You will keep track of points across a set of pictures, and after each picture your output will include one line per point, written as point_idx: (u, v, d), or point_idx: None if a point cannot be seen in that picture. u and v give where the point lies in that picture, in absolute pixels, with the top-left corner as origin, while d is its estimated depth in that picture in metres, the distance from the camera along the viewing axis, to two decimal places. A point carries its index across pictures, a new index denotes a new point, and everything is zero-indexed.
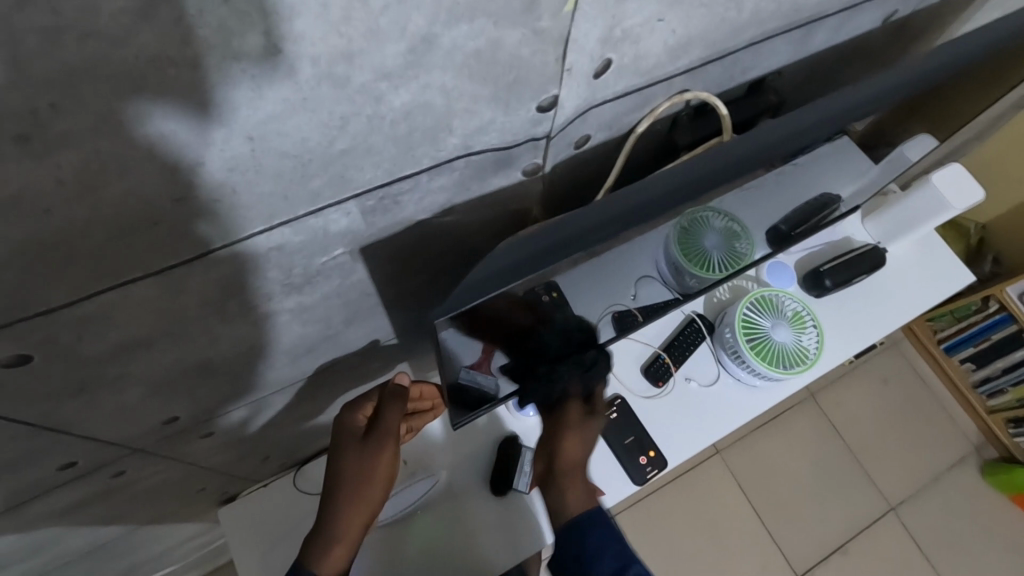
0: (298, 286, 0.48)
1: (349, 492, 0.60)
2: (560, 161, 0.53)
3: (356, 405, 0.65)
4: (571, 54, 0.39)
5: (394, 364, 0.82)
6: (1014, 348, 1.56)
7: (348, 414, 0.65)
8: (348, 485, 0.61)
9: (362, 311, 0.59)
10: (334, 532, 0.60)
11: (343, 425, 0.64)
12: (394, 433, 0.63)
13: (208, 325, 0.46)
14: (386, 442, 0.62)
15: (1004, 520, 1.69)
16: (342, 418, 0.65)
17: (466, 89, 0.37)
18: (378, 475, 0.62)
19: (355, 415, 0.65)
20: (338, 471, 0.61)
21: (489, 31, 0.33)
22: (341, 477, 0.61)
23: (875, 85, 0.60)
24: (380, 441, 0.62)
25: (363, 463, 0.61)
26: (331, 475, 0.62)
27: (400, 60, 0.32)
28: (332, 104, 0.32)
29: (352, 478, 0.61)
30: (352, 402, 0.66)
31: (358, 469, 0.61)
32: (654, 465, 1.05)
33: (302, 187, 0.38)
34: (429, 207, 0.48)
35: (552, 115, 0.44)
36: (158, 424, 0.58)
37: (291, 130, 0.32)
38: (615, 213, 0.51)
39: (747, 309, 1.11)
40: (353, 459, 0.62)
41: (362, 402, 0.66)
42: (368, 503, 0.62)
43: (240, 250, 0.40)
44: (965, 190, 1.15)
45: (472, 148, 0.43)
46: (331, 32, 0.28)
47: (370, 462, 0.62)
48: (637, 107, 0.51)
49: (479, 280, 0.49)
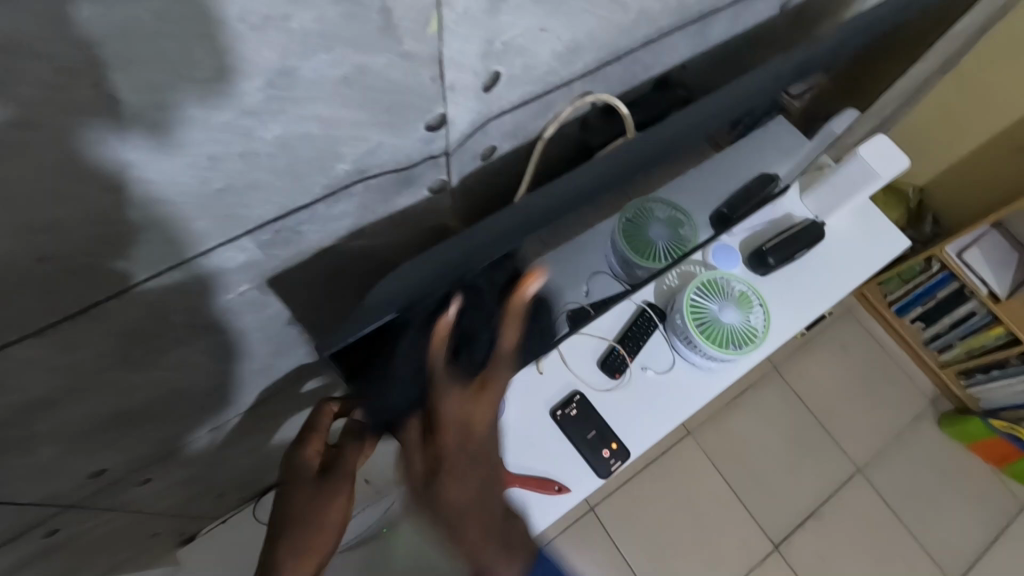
0: (209, 325, 0.47)
1: (304, 534, 0.61)
2: (469, 173, 0.52)
3: (306, 443, 0.63)
4: (451, 71, 0.38)
5: (339, 387, 0.81)
6: (958, 304, 1.63)
7: (299, 454, 0.63)
8: (301, 530, 0.61)
9: (288, 341, 0.58)
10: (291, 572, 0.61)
11: (294, 465, 0.63)
12: (352, 477, 0.65)
13: (115, 375, 0.45)
14: (345, 484, 0.64)
15: (962, 469, 1.77)
16: (293, 457, 0.63)
17: (344, 116, 0.36)
18: (334, 515, 0.63)
19: (307, 455, 0.63)
20: (292, 513, 0.62)
21: (354, 59, 0.33)
22: (293, 521, 0.61)
23: (778, 70, 0.62)
24: (340, 483, 0.64)
25: (321, 506, 0.62)
26: (285, 517, 0.62)
27: (262, 95, 0.31)
28: (196, 147, 0.31)
29: (310, 521, 0.62)
30: (302, 439, 0.63)
31: (314, 513, 0.62)
32: (618, 457, 1.06)
33: (186, 229, 0.37)
34: (336, 233, 0.47)
35: (445, 132, 0.44)
36: (85, 479, 0.56)
37: (155, 176, 0.31)
38: (529, 218, 0.51)
39: (695, 294, 1.13)
40: (310, 502, 0.62)
41: (312, 439, 0.64)
42: (320, 545, 0.62)
43: (132, 298, 0.39)
44: (891, 160, 1.19)
45: (367, 172, 0.42)
46: (172, 77, 0.27)
47: (329, 505, 0.63)
48: (540, 113, 0.51)
49: (390, 296, 0.47)
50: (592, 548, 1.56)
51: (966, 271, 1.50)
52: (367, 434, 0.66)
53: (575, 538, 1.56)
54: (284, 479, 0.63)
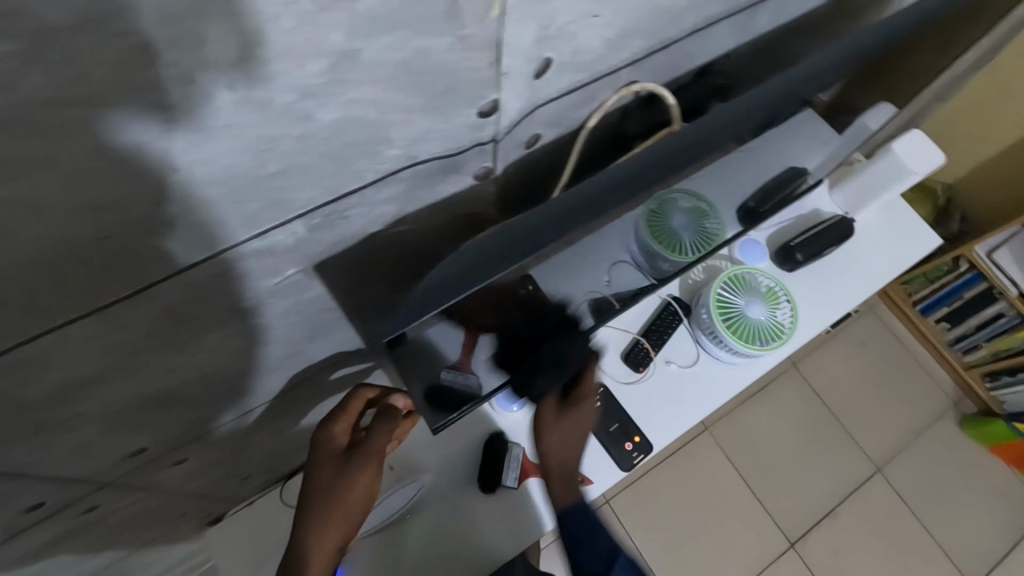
0: (252, 308, 0.47)
1: (326, 508, 0.60)
2: (511, 161, 0.52)
3: (334, 420, 0.65)
4: (505, 57, 0.38)
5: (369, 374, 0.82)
6: (986, 305, 1.60)
7: (326, 430, 0.65)
8: (323, 503, 0.60)
9: (324, 326, 0.58)
10: (315, 544, 0.59)
11: (321, 442, 0.64)
12: (378, 454, 0.63)
13: (161, 355, 0.45)
14: (370, 460, 0.62)
15: (983, 471, 1.75)
16: (321, 434, 0.64)
17: (398, 101, 0.36)
18: (359, 492, 0.61)
19: (334, 432, 0.65)
20: (316, 485, 0.61)
21: (414, 42, 0.32)
22: (316, 495, 0.60)
23: (823, 62, 0.61)
24: (365, 458, 0.62)
25: (344, 480, 0.61)
26: (310, 489, 0.61)
27: (323, 77, 0.31)
28: (256, 127, 0.31)
29: (332, 492, 0.60)
30: (331, 417, 0.66)
31: (338, 487, 0.60)
32: (640, 450, 1.06)
33: (240, 211, 0.37)
34: (380, 218, 0.47)
35: (493, 118, 0.43)
36: (125, 456, 0.57)
37: (215, 156, 0.31)
38: (571, 210, 0.50)
39: (721, 288, 1.12)
40: (334, 476, 0.61)
41: (341, 418, 0.66)
42: (343, 522, 0.60)
43: (183, 278, 0.39)
44: (925, 158, 1.17)
45: (414, 158, 0.42)
46: (242, 57, 0.27)
47: (352, 480, 0.61)
48: (584, 102, 0.51)
49: (433, 287, 0.48)
50: None
51: (995, 270, 1.48)
52: (395, 415, 0.66)
53: None
54: (312, 456, 0.64)
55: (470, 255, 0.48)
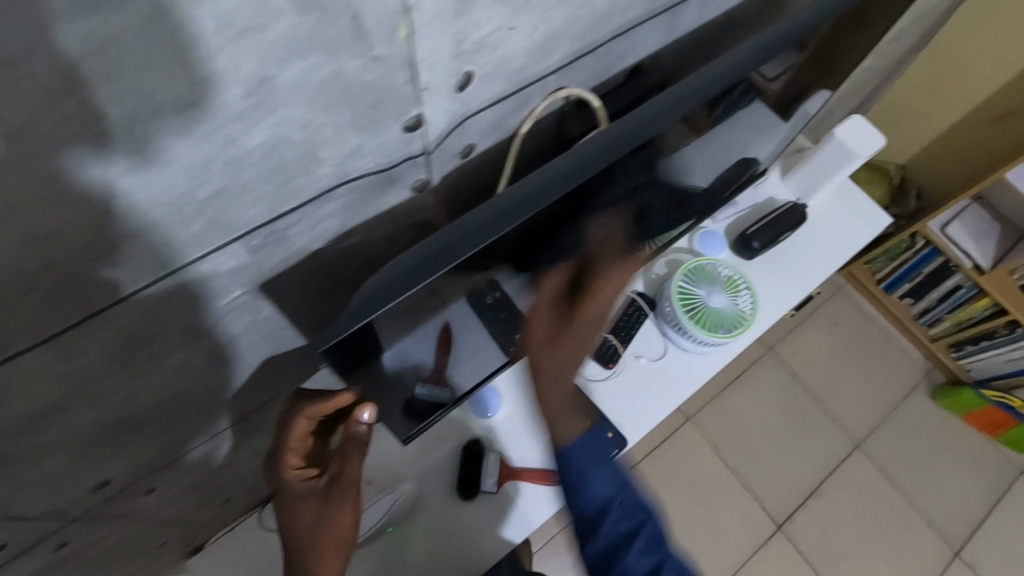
0: (206, 330, 0.48)
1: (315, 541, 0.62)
2: (449, 171, 0.53)
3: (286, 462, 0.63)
4: (424, 72, 0.40)
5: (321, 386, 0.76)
6: (945, 278, 1.66)
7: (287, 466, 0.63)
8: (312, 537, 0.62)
9: (284, 343, 0.59)
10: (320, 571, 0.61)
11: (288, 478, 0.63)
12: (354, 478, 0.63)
13: (117, 383, 0.46)
14: (348, 488, 0.63)
15: (957, 439, 1.80)
16: (279, 478, 0.63)
17: (323, 120, 0.38)
18: (344, 517, 0.63)
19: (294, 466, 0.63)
20: (301, 522, 0.63)
21: (329, 64, 0.34)
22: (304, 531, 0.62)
23: (747, 56, 0.64)
24: (341, 488, 0.63)
25: (327, 511, 0.62)
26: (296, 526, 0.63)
27: (240, 104, 0.33)
28: (182, 153, 0.33)
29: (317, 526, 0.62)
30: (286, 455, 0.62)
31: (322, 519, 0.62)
32: (616, 444, 1.06)
33: (176, 237, 0.38)
34: (323, 234, 0.48)
35: (423, 131, 0.45)
36: (92, 488, 0.57)
37: (146, 183, 0.33)
38: (508, 207, 0.52)
39: (683, 281, 1.15)
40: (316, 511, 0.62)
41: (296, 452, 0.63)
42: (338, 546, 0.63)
43: (129, 306, 0.40)
44: (867, 137, 1.22)
45: (349, 174, 0.44)
46: (157, 87, 0.29)
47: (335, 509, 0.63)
48: (517, 108, 0.53)
49: (377, 288, 0.49)
50: None
51: (950, 244, 1.54)
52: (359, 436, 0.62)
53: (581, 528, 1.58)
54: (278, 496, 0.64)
55: (419, 255, 0.50)
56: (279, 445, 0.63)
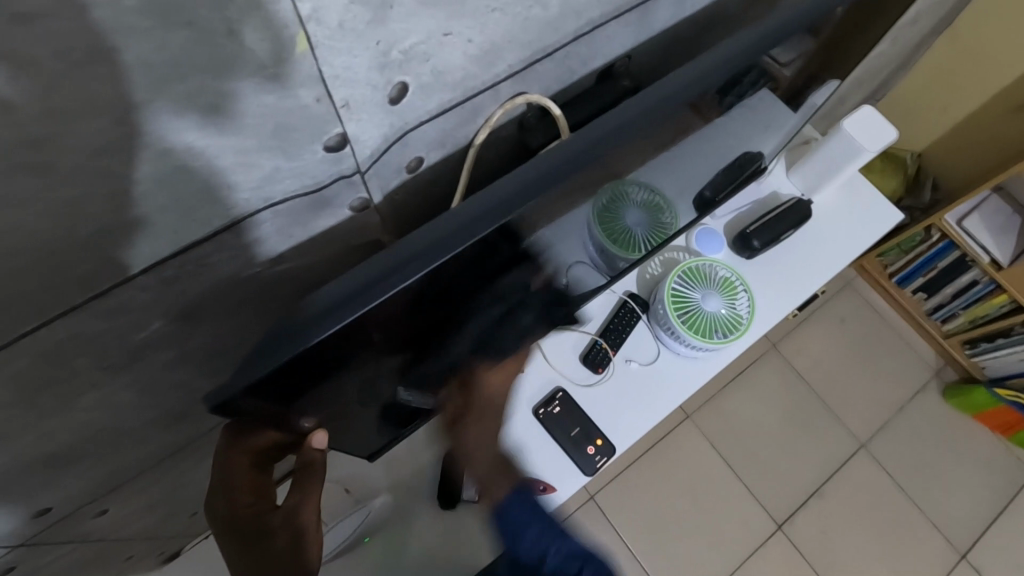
0: (128, 363, 0.45)
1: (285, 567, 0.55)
2: (395, 187, 0.49)
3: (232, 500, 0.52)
4: (340, 89, 0.35)
5: None
6: (959, 274, 1.59)
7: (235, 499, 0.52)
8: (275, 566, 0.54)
9: (228, 366, 0.56)
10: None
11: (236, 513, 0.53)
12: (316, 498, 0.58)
13: (29, 422, 0.43)
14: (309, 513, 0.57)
15: (968, 439, 1.74)
16: (227, 516, 0.52)
17: (220, 146, 0.33)
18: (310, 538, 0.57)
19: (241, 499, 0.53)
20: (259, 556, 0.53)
21: (214, 86, 0.30)
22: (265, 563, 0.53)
23: (732, 51, 0.58)
24: (304, 515, 0.57)
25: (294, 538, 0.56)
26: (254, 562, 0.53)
27: (109, 133, 0.29)
28: (45, 189, 0.29)
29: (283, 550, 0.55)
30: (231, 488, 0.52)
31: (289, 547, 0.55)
32: (602, 453, 1.03)
33: (61, 276, 0.34)
34: (251, 260, 0.45)
35: (351, 150, 0.41)
36: (30, 517, 0.55)
37: (7, 224, 0.29)
38: (458, 228, 0.45)
39: (676, 282, 1.10)
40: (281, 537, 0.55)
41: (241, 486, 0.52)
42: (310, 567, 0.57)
43: (23, 349, 0.36)
44: (880, 132, 1.15)
45: (269, 198, 0.40)
46: None
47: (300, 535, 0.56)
48: (467, 119, 0.48)
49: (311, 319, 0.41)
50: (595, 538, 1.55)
51: (966, 238, 1.46)
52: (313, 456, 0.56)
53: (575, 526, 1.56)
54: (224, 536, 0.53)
55: (359, 279, 0.43)
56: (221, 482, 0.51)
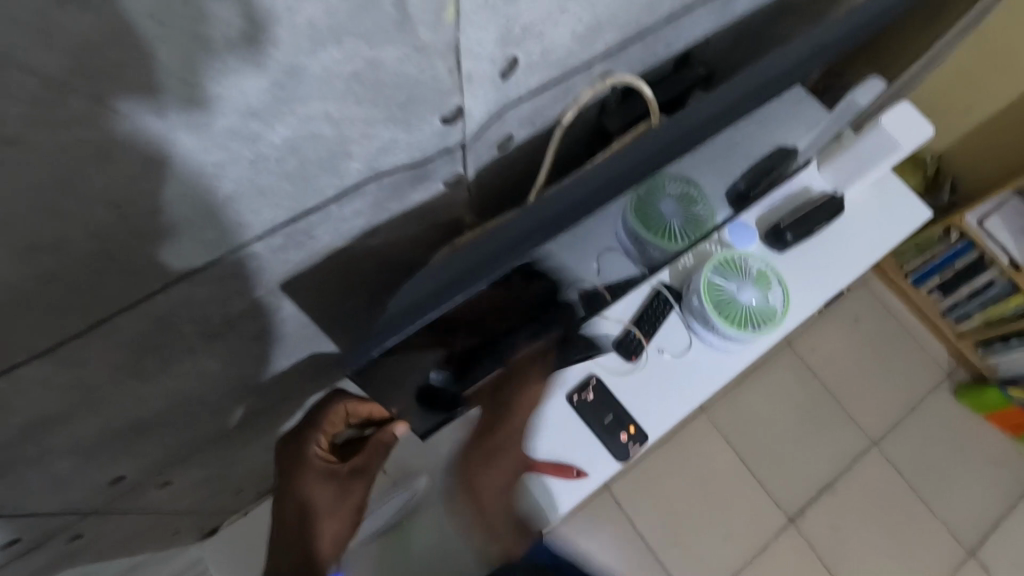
0: (223, 332, 0.46)
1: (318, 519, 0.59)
2: (484, 165, 0.50)
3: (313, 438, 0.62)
4: (467, 61, 0.36)
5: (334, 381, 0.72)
6: (977, 274, 1.60)
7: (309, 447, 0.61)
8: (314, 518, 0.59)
9: (303, 341, 0.57)
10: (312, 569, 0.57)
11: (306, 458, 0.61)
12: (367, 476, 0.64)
13: (128, 387, 0.44)
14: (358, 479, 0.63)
15: (978, 438, 1.76)
16: (300, 453, 0.61)
17: (354, 115, 0.34)
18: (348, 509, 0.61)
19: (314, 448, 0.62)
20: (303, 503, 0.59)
21: (364, 53, 0.30)
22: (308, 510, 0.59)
23: (807, 42, 0.58)
24: (355, 478, 0.63)
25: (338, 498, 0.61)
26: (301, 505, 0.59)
27: (268, 98, 0.29)
28: (200, 152, 0.29)
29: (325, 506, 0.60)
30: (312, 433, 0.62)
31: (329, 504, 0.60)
32: (635, 440, 1.04)
33: (191, 240, 0.35)
34: (349, 233, 0.45)
35: (461, 124, 0.41)
36: (105, 484, 0.55)
37: (162, 184, 0.30)
38: (555, 216, 0.45)
39: (713, 274, 1.11)
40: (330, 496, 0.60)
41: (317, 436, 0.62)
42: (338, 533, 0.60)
43: (142, 312, 0.37)
44: (914, 129, 1.16)
45: (380, 170, 0.40)
46: (170, 81, 0.25)
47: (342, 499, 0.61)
48: (559, 98, 0.48)
49: (404, 308, 0.43)
50: (610, 528, 1.57)
51: (986, 239, 1.47)
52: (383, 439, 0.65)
53: (591, 517, 1.57)
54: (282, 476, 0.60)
55: (453, 269, 0.44)
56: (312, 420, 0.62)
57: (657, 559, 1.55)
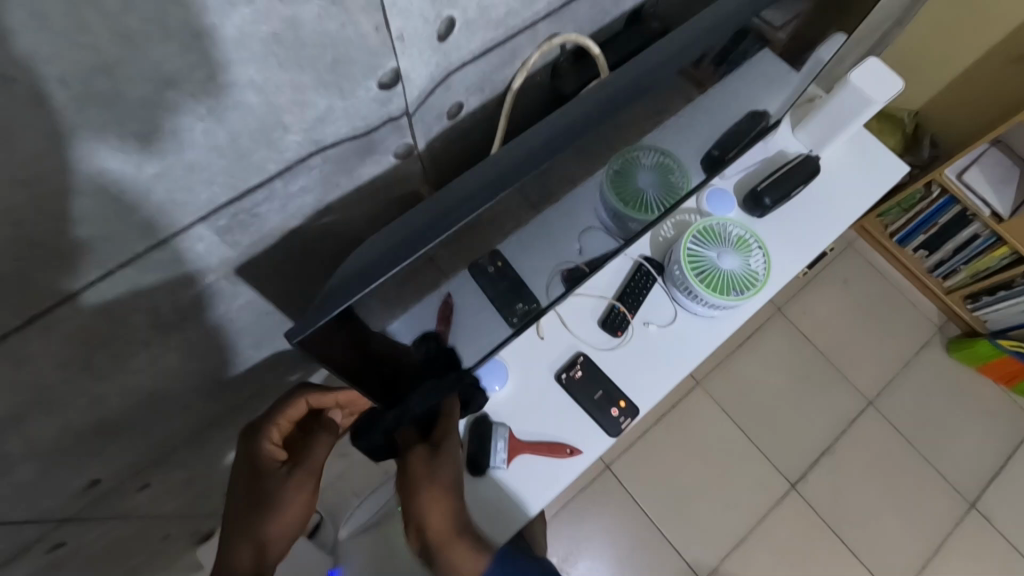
0: (178, 322, 0.45)
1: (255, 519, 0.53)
2: (435, 134, 0.49)
3: (262, 433, 0.56)
4: (396, 19, 0.35)
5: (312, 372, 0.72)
6: (961, 228, 1.60)
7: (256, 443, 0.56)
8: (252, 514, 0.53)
9: (270, 330, 0.56)
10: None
11: (252, 455, 0.56)
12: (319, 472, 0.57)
13: (84, 384, 0.43)
14: (309, 477, 0.56)
15: (972, 391, 1.77)
16: (248, 451, 0.56)
17: (280, 80, 0.33)
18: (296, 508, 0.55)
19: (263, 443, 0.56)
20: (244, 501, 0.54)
21: (279, 11, 0.29)
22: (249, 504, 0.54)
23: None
24: (304, 475, 0.56)
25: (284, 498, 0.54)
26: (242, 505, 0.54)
27: (180, 62, 0.28)
28: (114, 125, 0.28)
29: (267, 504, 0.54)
30: (261, 429, 0.57)
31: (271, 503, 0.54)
32: (626, 415, 1.03)
33: (123, 223, 0.33)
34: (299, 212, 0.44)
35: (401, 89, 0.40)
36: (79, 490, 0.55)
37: (78, 160, 0.29)
38: (500, 173, 0.46)
39: (691, 243, 1.09)
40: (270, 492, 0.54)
41: (270, 430, 0.57)
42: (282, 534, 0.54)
43: (82, 302, 0.36)
44: (884, 84, 1.14)
45: (321, 142, 0.39)
46: (66, 44, 0.24)
47: (287, 500, 0.54)
48: (506, 61, 0.48)
49: (351, 278, 0.42)
50: (613, 506, 1.57)
51: (967, 192, 1.46)
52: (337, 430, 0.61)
53: (593, 497, 1.57)
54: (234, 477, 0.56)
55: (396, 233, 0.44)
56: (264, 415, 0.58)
57: (660, 532, 1.56)
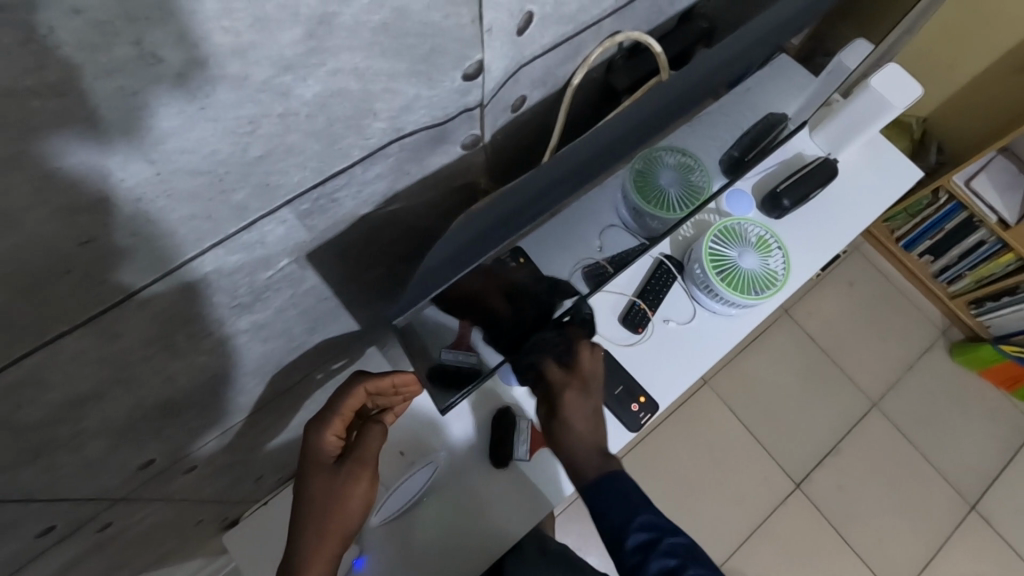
0: (248, 304, 0.46)
1: (317, 519, 0.54)
2: (499, 126, 0.50)
3: (325, 426, 0.57)
4: (487, 12, 0.36)
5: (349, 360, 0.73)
6: (967, 234, 1.62)
7: (316, 434, 0.57)
8: (311, 510, 0.55)
9: (325, 314, 0.57)
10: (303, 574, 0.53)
11: (310, 447, 0.57)
12: (373, 463, 0.57)
13: (160, 362, 0.44)
14: (365, 468, 0.57)
15: (975, 394, 1.79)
16: (310, 442, 0.57)
17: (381, 69, 0.34)
18: (354, 500, 0.56)
19: (324, 436, 0.57)
20: (303, 496, 0.55)
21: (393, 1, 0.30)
22: (305, 501, 0.55)
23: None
24: (359, 472, 0.56)
25: (334, 491, 0.55)
26: (301, 499, 0.55)
27: (298, 48, 0.29)
28: (234, 107, 0.29)
29: (326, 501, 0.55)
30: (322, 422, 0.57)
31: (330, 499, 0.55)
32: (646, 410, 1.04)
33: (224, 203, 0.35)
34: (371, 199, 0.45)
35: (479, 81, 0.42)
36: (134, 470, 0.55)
37: (199, 141, 0.30)
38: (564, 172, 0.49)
39: (713, 242, 1.10)
40: (327, 488, 0.55)
41: (331, 422, 0.57)
42: (339, 530, 0.55)
43: (173, 279, 0.37)
44: (904, 90, 1.16)
45: (401, 130, 0.41)
46: (209, 28, 0.25)
47: (345, 496, 0.55)
48: (570, 57, 0.49)
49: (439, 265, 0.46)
50: None
51: (974, 199, 1.49)
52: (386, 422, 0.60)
53: (602, 492, 1.59)
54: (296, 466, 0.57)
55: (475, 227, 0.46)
56: (327, 407, 0.58)
57: None
